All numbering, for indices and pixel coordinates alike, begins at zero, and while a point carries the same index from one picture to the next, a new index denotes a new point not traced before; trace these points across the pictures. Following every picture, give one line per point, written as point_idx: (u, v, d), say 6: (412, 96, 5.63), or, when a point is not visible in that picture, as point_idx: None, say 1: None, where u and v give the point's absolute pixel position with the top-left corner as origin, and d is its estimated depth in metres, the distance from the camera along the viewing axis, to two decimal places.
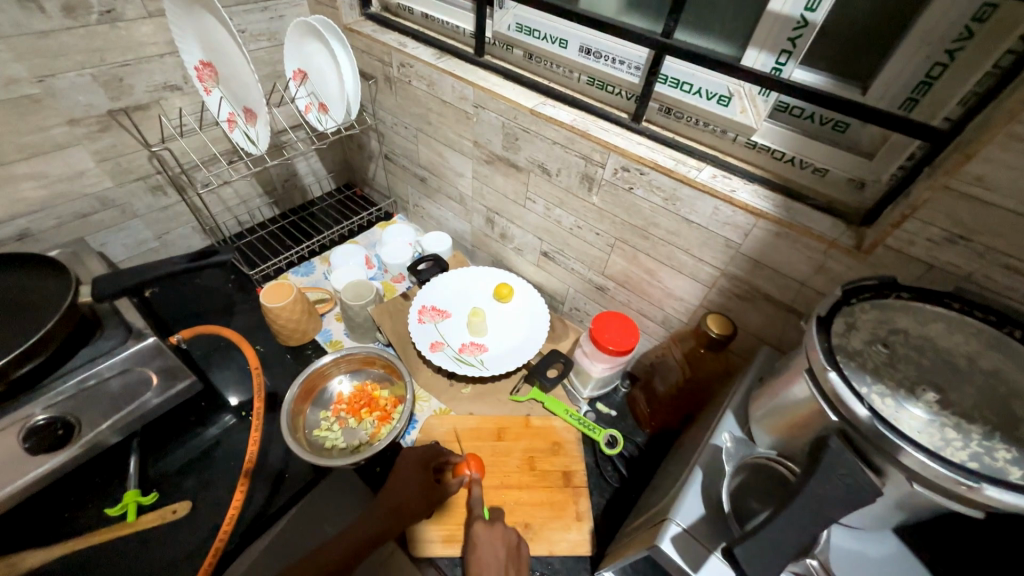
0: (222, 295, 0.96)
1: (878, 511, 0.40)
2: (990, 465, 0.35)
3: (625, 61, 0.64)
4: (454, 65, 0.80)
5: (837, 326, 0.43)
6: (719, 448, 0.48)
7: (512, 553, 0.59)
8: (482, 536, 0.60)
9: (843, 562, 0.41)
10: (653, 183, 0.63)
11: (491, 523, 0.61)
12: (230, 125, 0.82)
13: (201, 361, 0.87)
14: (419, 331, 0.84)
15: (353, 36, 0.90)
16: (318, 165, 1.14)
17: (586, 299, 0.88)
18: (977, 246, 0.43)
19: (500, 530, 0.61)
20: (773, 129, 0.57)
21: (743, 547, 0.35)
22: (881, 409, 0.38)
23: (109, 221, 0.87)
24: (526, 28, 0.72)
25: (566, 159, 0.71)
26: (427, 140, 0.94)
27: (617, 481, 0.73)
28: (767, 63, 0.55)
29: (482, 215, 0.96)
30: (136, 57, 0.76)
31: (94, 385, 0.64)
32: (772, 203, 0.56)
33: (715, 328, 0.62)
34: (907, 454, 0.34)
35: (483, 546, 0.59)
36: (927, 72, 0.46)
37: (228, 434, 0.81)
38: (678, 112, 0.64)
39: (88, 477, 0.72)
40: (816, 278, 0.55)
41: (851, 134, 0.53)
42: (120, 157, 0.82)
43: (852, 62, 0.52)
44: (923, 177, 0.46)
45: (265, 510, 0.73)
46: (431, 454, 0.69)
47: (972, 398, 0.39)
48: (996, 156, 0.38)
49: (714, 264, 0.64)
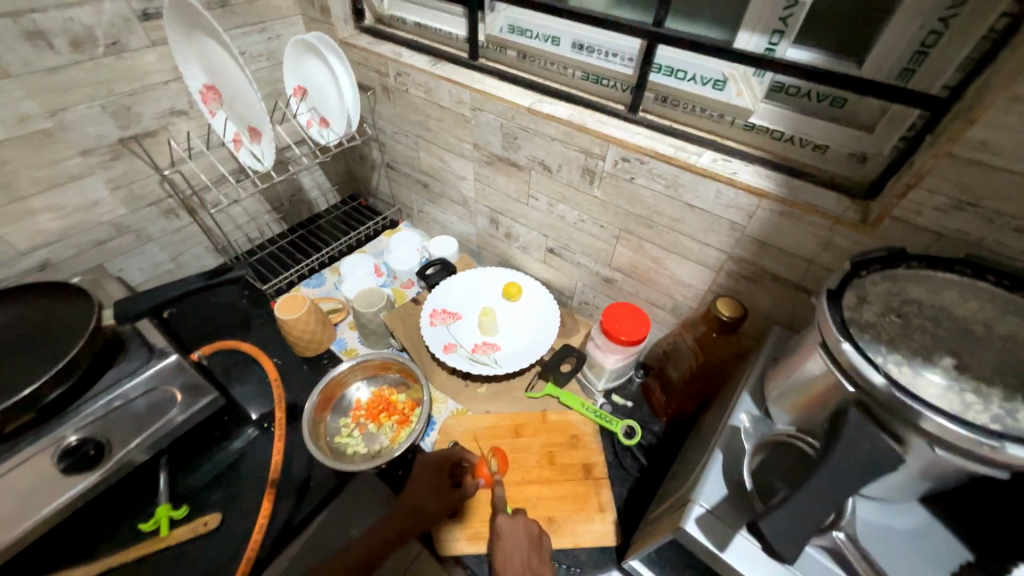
0: (238, 311, 0.98)
1: (903, 482, 0.40)
2: (1013, 427, 0.34)
3: (618, 53, 0.65)
4: (450, 70, 0.81)
5: (849, 300, 0.43)
6: (737, 429, 0.48)
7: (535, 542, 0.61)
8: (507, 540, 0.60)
9: (870, 535, 0.41)
10: (654, 172, 0.63)
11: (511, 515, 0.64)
12: (236, 145, 0.85)
13: (222, 376, 0.89)
14: (432, 334, 0.85)
15: (349, 50, 0.91)
16: (322, 179, 1.16)
17: (595, 292, 0.89)
18: (987, 210, 0.43)
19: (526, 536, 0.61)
20: (770, 109, 0.57)
21: (768, 522, 0.36)
22: (898, 377, 0.38)
23: (124, 246, 0.89)
24: (518, 28, 0.73)
25: (566, 155, 0.72)
26: (427, 146, 0.95)
27: (638, 471, 0.73)
28: (760, 44, 0.55)
29: (486, 216, 0.97)
30: (142, 85, 0.78)
31: (121, 406, 0.66)
32: (775, 182, 0.56)
33: (725, 311, 0.62)
34: (928, 420, 0.34)
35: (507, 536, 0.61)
36: (923, 41, 0.46)
37: (252, 445, 0.83)
38: (674, 100, 0.64)
39: (120, 496, 0.74)
40: (823, 254, 0.55)
41: (850, 108, 0.54)
42: (132, 184, 0.84)
43: (847, 37, 0.52)
44: (925, 146, 0.46)
45: (293, 518, 0.74)
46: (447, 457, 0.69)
47: (992, 363, 0.39)
48: (999, 119, 0.38)
49: (720, 247, 0.64)
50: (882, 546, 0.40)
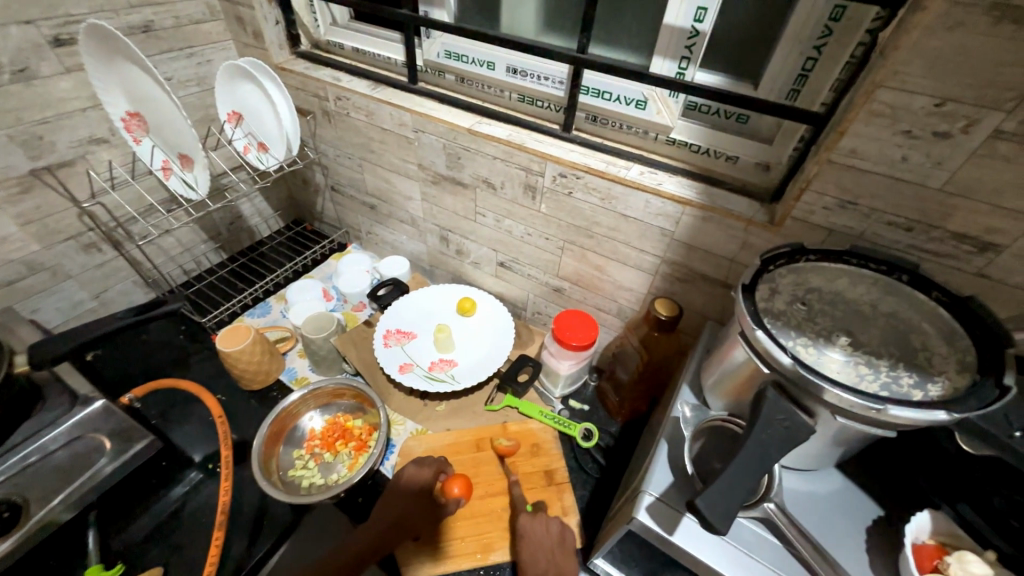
0: (174, 348, 0.92)
1: (820, 451, 0.45)
2: (897, 391, 0.40)
3: (549, 77, 0.70)
4: (390, 93, 0.82)
5: (762, 292, 0.48)
6: (678, 420, 0.51)
7: (560, 540, 0.63)
8: (528, 526, 0.64)
9: (798, 503, 0.46)
10: (589, 185, 0.68)
11: (535, 514, 0.66)
12: (165, 173, 0.80)
13: (157, 419, 0.83)
14: (387, 356, 0.84)
15: (285, 75, 0.91)
16: (263, 205, 1.13)
17: (546, 302, 0.92)
18: (864, 208, 0.50)
19: (544, 520, 0.65)
20: (687, 126, 0.63)
21: (705, 500, 0.37)
22: (805, 357, 0.43)
23: (38, 285, 0.82)
24: (455, 54, 0.76)
25: (508, 172, 0.75)
26: (372, 167, 0.95)
27: (598, 472, 0.75)
28: (671, 68, 0.61)
29: (436, 234, 0.99)
30: (56, 113, 0.73)
31: (38, 460, 0.62)
32: (695, 191, 0.62)
33: (663, 311, 0.67)
34: (829, 392, 0.39)
35: (530, 534, 0.63)
36: (803, 66, 0.54)
37: (197, 489, 0.79)
38: (603, 119, 0.69)
39: (42, 561, 0.64)
40: (742, 253, 0.61)
41: (752, 124, 0.61)
42: (46, 218, 0.78)
43: (743, 63, 0.59)
44: (812, 155, 0.53)
45: (245, 561, 0.70)
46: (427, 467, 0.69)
47: (879, 338, 0.45)
48: (863, 131, 0.45)
49: (654, 252, 0.69)
50: (808, 511, 0.45)
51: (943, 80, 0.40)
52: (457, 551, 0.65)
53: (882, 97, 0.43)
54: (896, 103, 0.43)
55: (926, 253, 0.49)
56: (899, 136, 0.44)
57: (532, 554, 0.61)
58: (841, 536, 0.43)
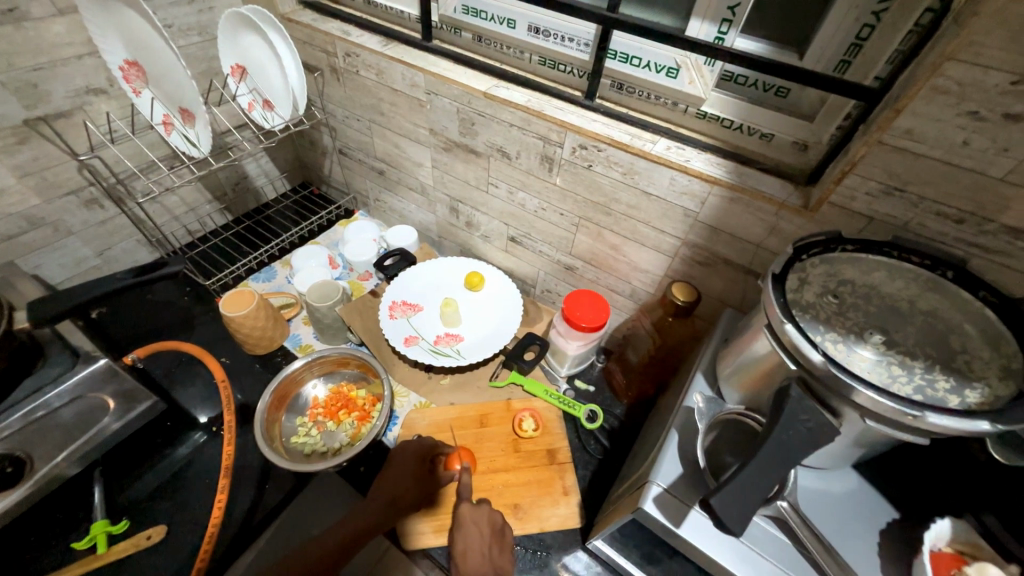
0: (179, 309, 0.91)
1: (840, 451, 0.43)
2: (931, 395, 0.37)
3: (574, 38, 0.64)
4: (402, 51, 0.77)
5: (791, 282, 0.45)
6: (691, 409, 0.49)
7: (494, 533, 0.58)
8: (467, 519, 0.58)
9: (810, 501, 0.44)
10: (610, 159, 0.64)
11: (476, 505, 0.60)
12: (167, 128, 0.78)
13: (163, 379, 0.83)
14: (392, 327, 0.83)
15: (292, 26, 0.86)
16: (269, 165, 1.09)
17: (557, 280, 0.89)
18: (912, 196, 0.46)
19: (486, 512, 0.59)
20: (721, 98, 0.59)
21: (719, 498, 0.35)
22: (834, 354, 0.40)
23: (41, 240, 0.81)
24: (473, 10, 0.71)
25: (524, 141, 0.71)
26: (381, 131, 0.91)
27: (601, 453, 0.74)
28: (710, 32, 0.56)
29: (446, 204, 0.95)
30: (50, 60, 0.70)
31: (44, 417, 0.61)
32: (725, 169, 0.58)
33: (680, 296, 0.64)
34: (859, 393, 0.36)
35: (469, 530, 0.57)
36: (858, 34, 0.48)
37: (200, 451, 0.78)
38: (629, 87, 0.65)
39: (49, 513, 0.68)
40: (770, 239, 0.58)
41: (792, 99, 0.56)
42: (46, 171, 0.76)
43: (790, 28, 0.53)
44: (859, 135, 0.49)
45: (247, 525, 0.71)
46: (416, 452, 0.68)
47: (915, 337, 0.42)
48: (922, 109, 0.41)
49: (675, 234, 0.66)
50: (823, 511, 0.43)
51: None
52: None
53: (949, 71, 0.38)
54: (965, 80, 0.38)
55: (976, 248, 0.46)
56: (963, 117, 0.40)
57: (466, 549, 0.55)
58: (855, 540, 0.42)
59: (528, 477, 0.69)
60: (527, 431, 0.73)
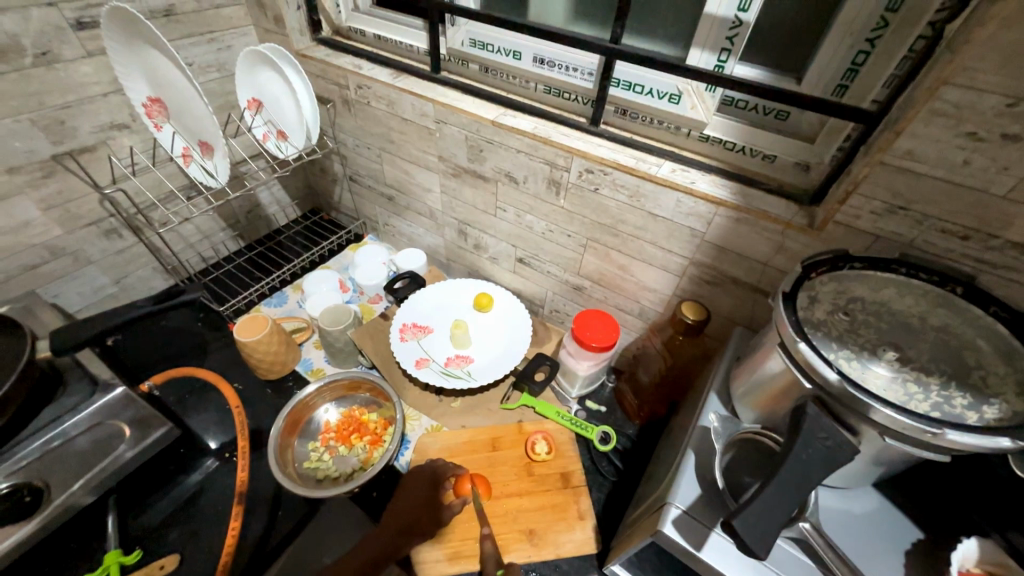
0: (192, 336, 0.92)
1: (860, 470, 0.43)
2: (949, 412, 0.37)
3: (578, 68, 0.67)
4: (412, 83, 0.80)
5: (802, 300, 0.45)
6: (707, 429, 0.49)
7: None
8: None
9: (832, 521, 0.44)
10: (617, 182, 0.65)
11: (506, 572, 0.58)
12: (186, 159, 0.80)
13: (175, 406, 0.83)
14: (403, 350, 0.83)
15: (306, 61, 0.89)
16: (281, 193, 1.12)
17: (565, 300, 0.90)
18: (916, 214, 0.47)
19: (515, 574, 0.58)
20: (722, 122, 0.61)
21: (742, 520, 0.35)
22: (849, 372, 0.41)
23: (61, 270, 0.83)
24: (479, 43, 0.74)
25: (531, 166, 0.73)
26: (391, 158, 0.94)
27: (614, 475, 0.73)
28: (709, 61, 0.58)
29: (454, 227, 0.97)
30: (78, 98, 0.73)
31: (61, 445, 0.62)
32: (729, 190, 0.59)
33: (690, 314, 0.65)
34: (877, 411, 0.36)
35: None
36: (853, 60, 0.50)
37: (212, 478, 0.78)
38: (633, 113, 0.67)
39: (63, 543, 0.68)
40: (777, 257, 0.59)
41: (792, 121, 0.58)
42: (69, 203, 0.78)
43: (786, 55, 0.56)
44: (860, 156, 0.50)
45: (258, 554, 0.70)
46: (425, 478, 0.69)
47: (929, 354, 0.42)
48: (921, 131, 0.42)
49: (682, 254, 0.67)
50: (846, 532, 0.43)
51: (1017, 78, 0.37)
52: (474, 550, 0.64)
53: (946, 95, 0.40)
54: (962, 103, 0.40)
55: (982, 264, 0.46)
56: (962, 138, 0.41)
57: None
58: (881, 562, 0.41)
59: (541, 501, 0.69)
60: (541, 454, 0.73)
